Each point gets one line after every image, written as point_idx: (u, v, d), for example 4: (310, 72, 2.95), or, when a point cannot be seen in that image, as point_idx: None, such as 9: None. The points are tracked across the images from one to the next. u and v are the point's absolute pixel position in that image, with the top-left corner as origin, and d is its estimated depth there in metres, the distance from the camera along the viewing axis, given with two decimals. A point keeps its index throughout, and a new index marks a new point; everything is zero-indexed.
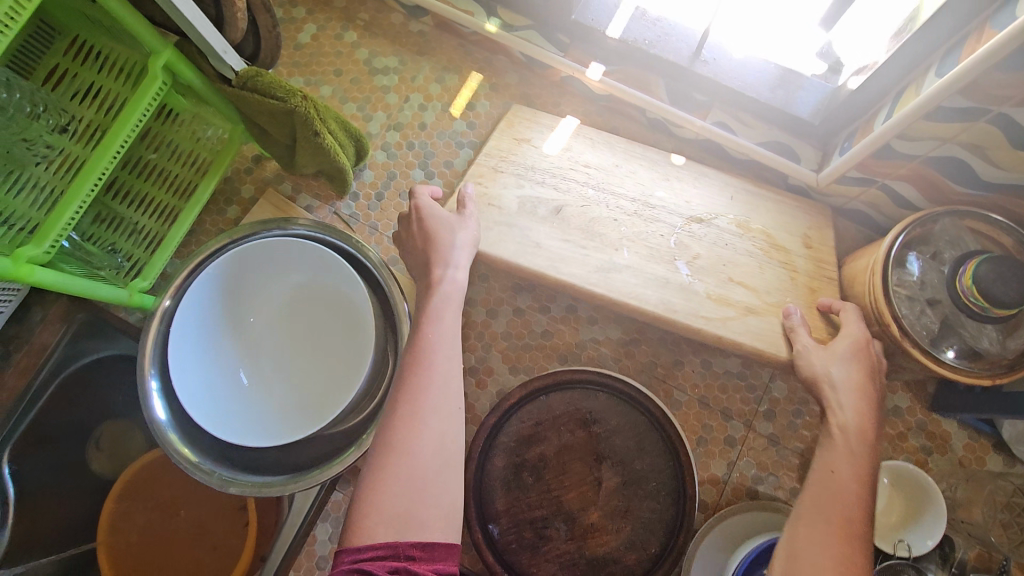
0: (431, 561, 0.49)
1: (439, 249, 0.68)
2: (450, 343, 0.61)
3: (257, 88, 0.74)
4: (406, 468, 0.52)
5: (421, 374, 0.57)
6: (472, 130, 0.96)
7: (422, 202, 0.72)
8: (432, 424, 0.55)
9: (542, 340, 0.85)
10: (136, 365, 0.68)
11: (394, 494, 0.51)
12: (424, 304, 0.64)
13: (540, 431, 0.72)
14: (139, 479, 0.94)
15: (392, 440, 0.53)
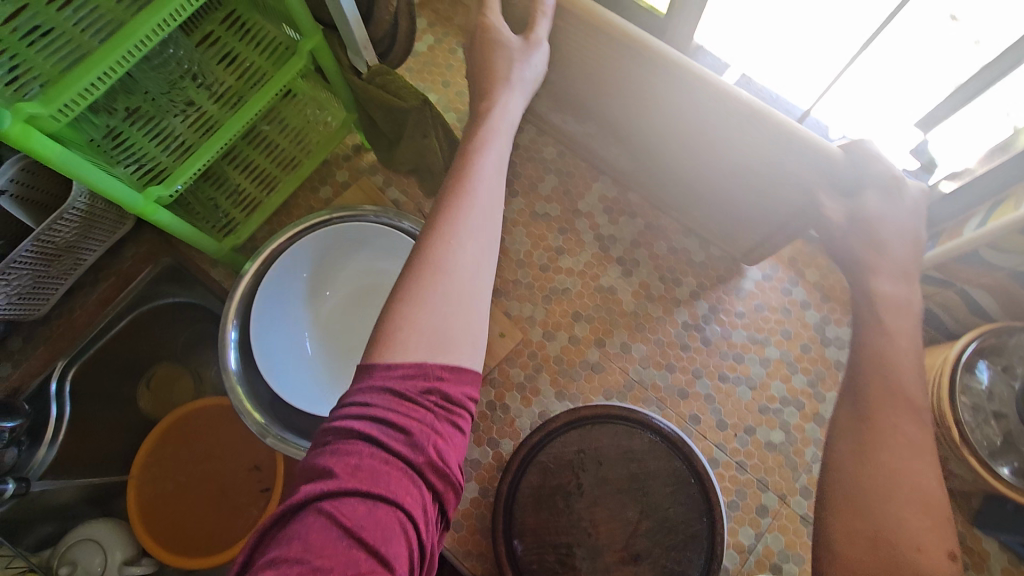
0: (461, 385, 0.43)
1: (502, 78, 0.57)
2: (494, 165, 0.50)
3: (383, 85, 0.79)
4: (442, 287, 0.43)
5: (463, 191, 0.47)
6: (561, 160, 0.99)
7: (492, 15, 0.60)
8: (469, 245, 0.45)
9: (593, 372, 0.87)
10: (221, 315, 0.72)
11: (433, 314, 0.42)
12: (474, 126, 0.54)
13: (580, 459, 0.73)
14: (180, 426, 0.98)
15: (428, 263, 0.44)
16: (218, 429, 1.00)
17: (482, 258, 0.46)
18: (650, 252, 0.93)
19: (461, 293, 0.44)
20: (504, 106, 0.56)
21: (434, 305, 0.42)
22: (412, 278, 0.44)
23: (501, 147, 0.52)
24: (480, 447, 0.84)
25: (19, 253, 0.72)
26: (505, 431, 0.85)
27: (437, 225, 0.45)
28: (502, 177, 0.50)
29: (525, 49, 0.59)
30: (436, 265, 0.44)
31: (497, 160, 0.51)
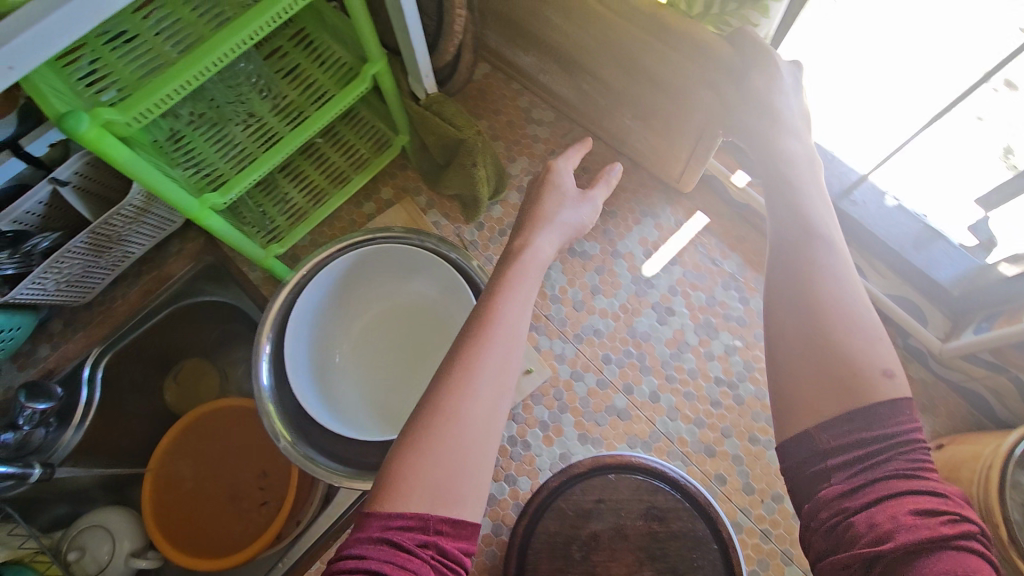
0: (457, 539, 0.44)
1: (542, 222, 0.68)
2: (521, 313, 0.55)
3: (440, 112, 0.83)
4: (455, 434, 0.47)
5: (487, 333, 0.52)
6: (605, 199, 0.99)
7: (560, 166, 0.75)
8: (484, 393, 0.49)
9: (618, 418, 0.85)
10: (257, 328, 0.73)
11: (435, 463, 0.45)
12: (503, 270, 0.60)
13: (599, 508, 0.71)
14: (203, 422, 1.00)
15: (437, 399, 0.48)
16: (237, 431, 1.01)
17: (495, 395, 0.50)
18: (688, 301, 0.91)
19: (472, 427, 0.47)
20: (536, 246, 0.64)
21: (434, 460, 0.45)
22: (425, 420, 0.47)
23: (524, 294, 0.57)
24: (497, 482, 0.82)
25: (73, 244, 0.74)
26: (524, 469, 0.83)
27: (455, 369, 0.50)
28: (524, 325, 0.55)
29: (576, 199, 0.73)
30: (446, 411, 0.47)
31: (520, 309, 0.55)
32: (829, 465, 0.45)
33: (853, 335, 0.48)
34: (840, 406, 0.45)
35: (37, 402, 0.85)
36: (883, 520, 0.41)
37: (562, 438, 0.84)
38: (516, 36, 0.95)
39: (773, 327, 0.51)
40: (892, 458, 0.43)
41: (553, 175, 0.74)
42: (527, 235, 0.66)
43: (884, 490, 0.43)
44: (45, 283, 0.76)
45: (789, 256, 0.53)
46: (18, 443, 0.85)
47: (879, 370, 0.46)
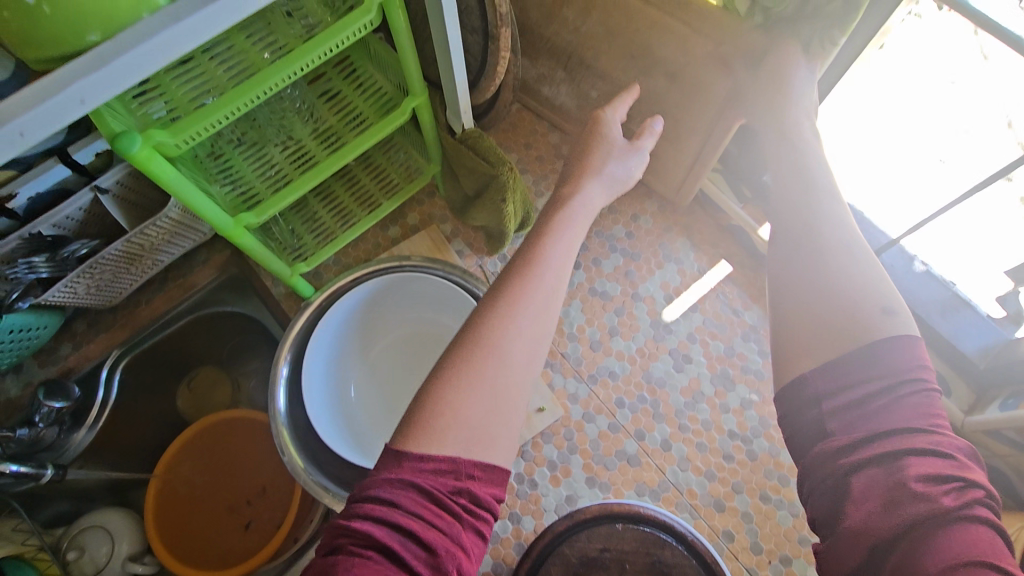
0: (489, 484, 0.45)
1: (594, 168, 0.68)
2: (564, 259, 0.56)
3: (474, 146, 0.84)
4: (490, 365, 0.47)
5: (533, 275, 0.52)
6: (628, 239, 0.99)
7: (609, 116, 0.74)
8: (525, 324, 0.50)
9: (628, 464, 0.84)
10: (276, 349, 0.74)
11: (471, 395, 0.46)
12: (551, 213, 0.61)
13: (604, 558, 0.70)
14: (212, 432, 1.00)
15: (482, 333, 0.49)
16: (243, 443, 1.01)
17: (533, 338, 0.50)
18: (706, 350, 0.91)
19: (505, 435, 0.46)
20: (584, 198, 0.64)
21: (469, 391, 0.46)
22: (466, 346, 0.48)
23: (567, 239, 0.58)
24: (501, 520, 0.81)
25: (109, 252, 0.75)
26: (528, 507, 0.82)
27: (498, 309, 0.50)
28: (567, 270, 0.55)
29: (627, 147, 0.71)
30: (490, 342, 0.48)
31: (565, 251, 0.57)
32: (825, 410, 0.46)
33: (854, 279, 0.50)
34: (842, 347, 0.47)
35: (54, 401, 0.86)
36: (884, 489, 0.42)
37: (570, 479, 0.83)
38: (553, 75, 0.97)
39: (781, 279, 0.54)
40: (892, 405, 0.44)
41: (604, 121, 0.73)
42: (575, 183, 0.66)
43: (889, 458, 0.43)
44: (77, 287, 0.77)
45: (796, 225, 0.57)
46: (31, 441, 0.85)
47: (879, 309, 0.47)
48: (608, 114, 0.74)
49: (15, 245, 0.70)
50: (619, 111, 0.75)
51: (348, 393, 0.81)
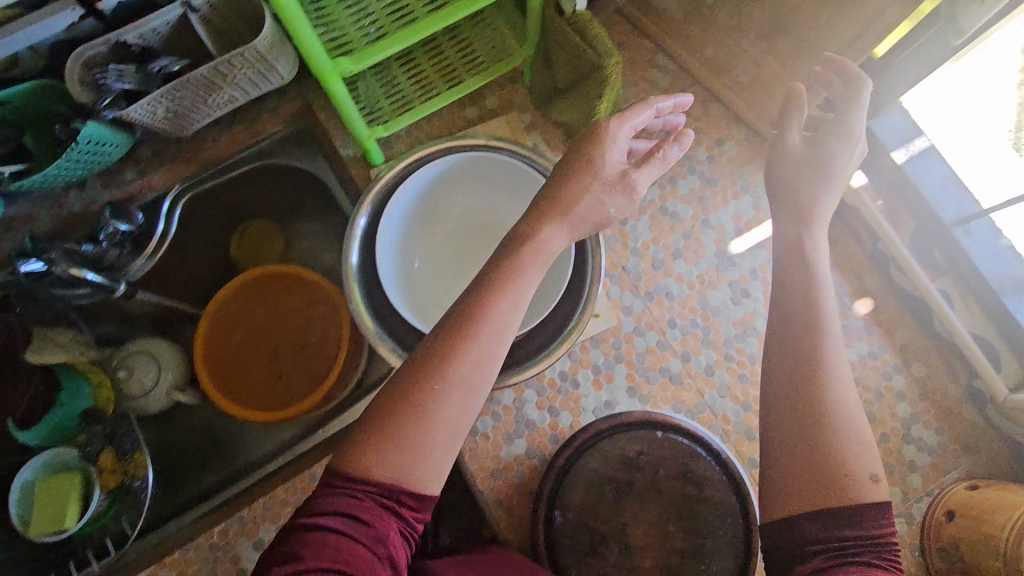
0: (416, 509, 0.50)
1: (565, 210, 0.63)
2: (507, 318, 0.55)
3: (582, 31, 0.79)
4: (422, 427, 0.50)
5: (473, 334, 0.53)
6: (709, 164, 0.96)
7: (620, 128, 0.65)
8: (458, 390, 0.52)
9: (670, 381, 0.86)
10: (355, 202, 0.73)
11: (395, 454, 0.49)
12: (505, 258, 0.59)
13: (640, 460, 0.74)
14: (259, 284, 1.01)
15: (416, 395, 0.51)
16: (284, 301, 1.01)
17: (465, 409, 0.52)
18: (765, 288, 0.90)
19: (435, 478, 0.51)
20: (545, 237, 0.61)
21: (394, 450, 0.49)
22: (396, 409, 0.51)
23: (513, 296, 0.56)
24: (540, 410, 0.85)
25: (194, 76, 0.72)
26: (567, 402, 0.85)
27: (440, 361, 0.52)
28: (512, 328, 0.55)
29: (615, 179, 0.64)
30: (424, 410, 0.51)
31: (507, 312, 0.55)
32: (810, 552, 0.49)
33: (845, 438, 0.52)
34: (826, 500, 0.50)
35: (119, 222, 0.87)
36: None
37: (611, 385, 0.86)
38: None
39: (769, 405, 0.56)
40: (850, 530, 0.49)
41: (601, 147, 0.64)
42: (539, 218, 0.62)
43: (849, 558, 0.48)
44: (156, 109, 0.75)
45: (798, 349, 0.56)
46: (94, 257, 0.86)
47: (867, 475, 0.51)
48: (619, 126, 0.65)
49: (105, 50, 0.71)
50: (634, 121, 0.65)
51: (414, 264, 0.82)
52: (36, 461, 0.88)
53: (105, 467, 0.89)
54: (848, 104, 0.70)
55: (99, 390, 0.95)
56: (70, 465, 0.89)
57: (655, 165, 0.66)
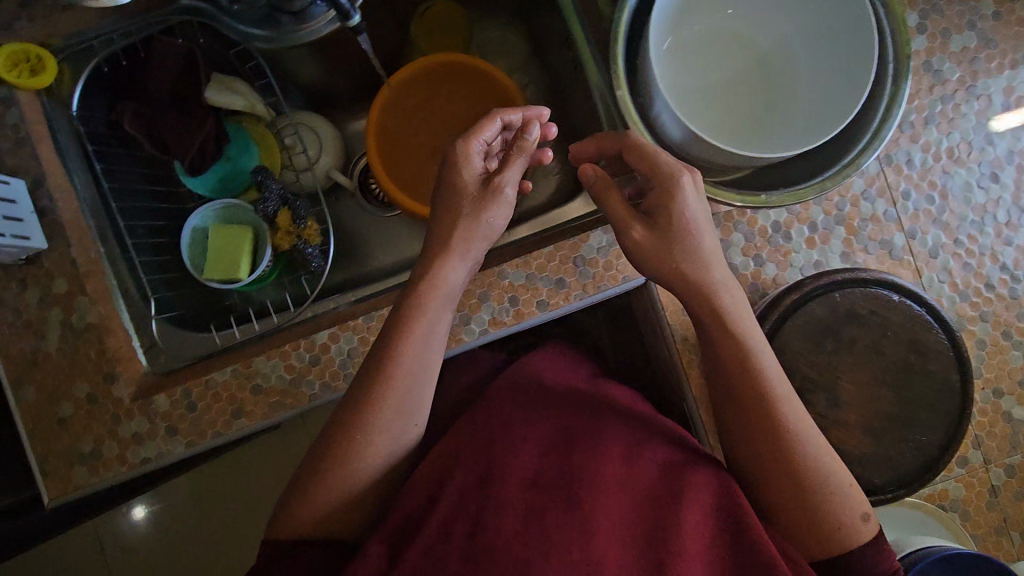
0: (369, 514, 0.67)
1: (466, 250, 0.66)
2: (421, 352, 0.65)
3: None
4: (348, 482, 0.63)
5: (382, 384, 0.63)
6: (992, 23, 0.81)
7: (468, 149, 0.68)
8: (377, 436, 0.63)
9: (891, 256, 0.79)
10: None
11: (317, 512, 0.63)
12: (405, 301, 0.65)
13: (868, 319, 0.70)
14: (458, 69, 0.90)
15: (321, 477, 0.63)
16: (475, 95, 0.92)
17: (395, 431, 0.64)
18: (1018, 176, 0.80)
19: (374, 487, 0.65)
20: (449, 273, 0.66)
21: (315, 511, 0.63)
22: (311, 486, 0.63)
23: (433, 318, 0.65)
24: (744, 257, 0.79)
25: None
26: (774, 256, 0.79)
27: (357, 419, 0.63)
28: (424, 356, 0.65)
29: (482, 190, 0.66)
30: (348, 457, 0.63)
31: (421, 344, 0.65)
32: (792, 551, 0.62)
33: (835, 494, 0.60)
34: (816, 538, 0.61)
35: None
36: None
37: (823, 246, 0.79)
38: None
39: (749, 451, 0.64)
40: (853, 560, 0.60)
41: (458, 171, 0.67)
42: (431, 258, 0.66)
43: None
44: None
45: (751, 429, 0.62)
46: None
47: (861, 513, 0.61)
48: (463, 166, 0.67)
49: None
50: (485, 132, 0.69)
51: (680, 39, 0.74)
52: (207, 211, 0.86)
53: (281, 227, 0.85)
54: (638, 151, 0.64)
55: (265, 154, 0.91)
56: (240, 219, 0.87)
57: (496, 203, 0.66)
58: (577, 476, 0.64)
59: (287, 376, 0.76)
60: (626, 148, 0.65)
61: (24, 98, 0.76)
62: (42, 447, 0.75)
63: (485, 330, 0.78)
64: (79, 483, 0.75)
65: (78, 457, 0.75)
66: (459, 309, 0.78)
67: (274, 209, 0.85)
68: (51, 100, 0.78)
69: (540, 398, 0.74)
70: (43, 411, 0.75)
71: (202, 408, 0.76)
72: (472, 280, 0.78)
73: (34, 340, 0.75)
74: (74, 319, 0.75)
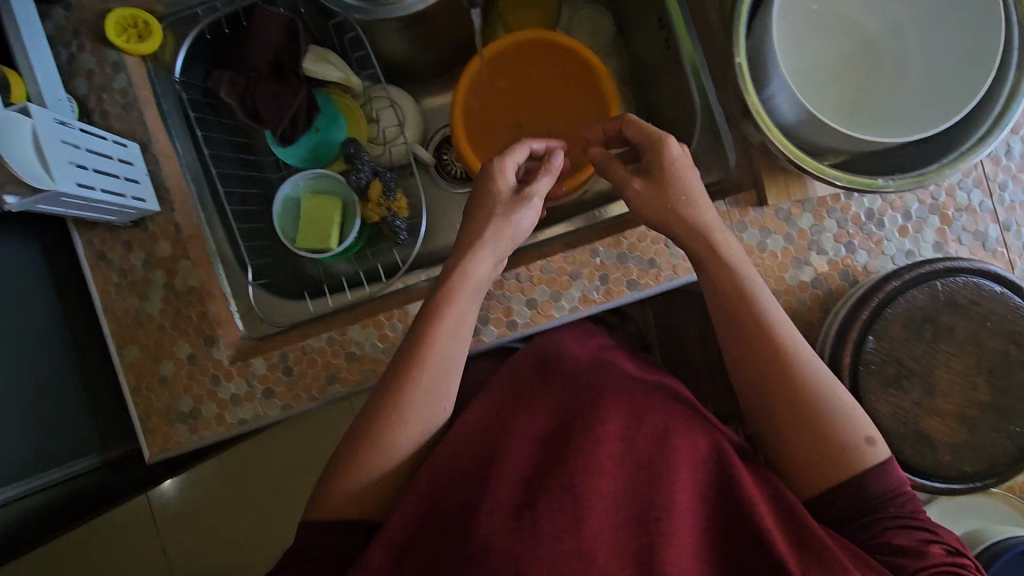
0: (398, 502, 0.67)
1: (493, 245, 0.69)
2: (453, 343, 0.67)
3: None
4: (383, 467, 0.64)
5: (413, 367, 0.65)
6: None
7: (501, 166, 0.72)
8: (409, 416, 0.64)
9: (985, 247, 0.79)
10: None
11: (349, 500, 0.64)
12: (437, 293, 0.68)
13: (969, 308, 0.70)
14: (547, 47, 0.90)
15: (354, 460, 0.64)
16: (562, 74, 0.91)
17: (427, 414, 0.65)
18: None
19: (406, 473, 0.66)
20: (475, 267, 0.68)
21: (348, 495, 0.64)
22: (345, 471, 0.64)
23: (459, 313, 0.67)
24: (836, 243, 0.79)
25: None
26: (866, 244, 0.79)
27: (390, 404, 0.64)
28: (452, 347, 0.66)
29: (513, 201, 0.70)
30: (381, 443, 0.64)
31: (449, 339, 0.66)
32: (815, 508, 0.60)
33: (841, 419, 0.59)
34: (827, 473, 0.59)
35: None
36: (871, 543, 0.57)
37: (916, 235, 0.79)
38: None
39: (758, 405, 0.63)
40: (869, 488, 0.58)
41: (492, 188, 0.71)
42: (459, 256, 0.69)
43: (870, 531, 0.57)
44: None
45: (751, 368, 0.63)
46: None
47: (866, 438, 0.59)
48: (495, 177, 0.71)
49: None
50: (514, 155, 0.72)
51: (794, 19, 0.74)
52: (299, 180, 0.87)
53: (372, 197, 0.85)
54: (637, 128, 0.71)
55: (352, 126, 0.91)
56: (330, 190, 0.88)
57: (526, 210, 0.70)
58: (573, 434, 0.62)
59: (381, 345, 0.78)
60: (623, 127, 0.73)
61: (132, 63, 0.77)
62: (145, 403, 0.78)
63: (575, 307, 0.79)
64: (179, 440, 0.78)
65: (178, 415, 0.77)
66: (550, 285, 0.78)
67: (367, 179, 0.86)
68: (155, 66, 0.80)
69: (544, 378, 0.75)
70: (146, 369, 0.78)
71: (297, 373, 0.78)
72: (564, 257, 0.78)
73: (139, 300, 0.77)
74: (177, 282, 0.77)
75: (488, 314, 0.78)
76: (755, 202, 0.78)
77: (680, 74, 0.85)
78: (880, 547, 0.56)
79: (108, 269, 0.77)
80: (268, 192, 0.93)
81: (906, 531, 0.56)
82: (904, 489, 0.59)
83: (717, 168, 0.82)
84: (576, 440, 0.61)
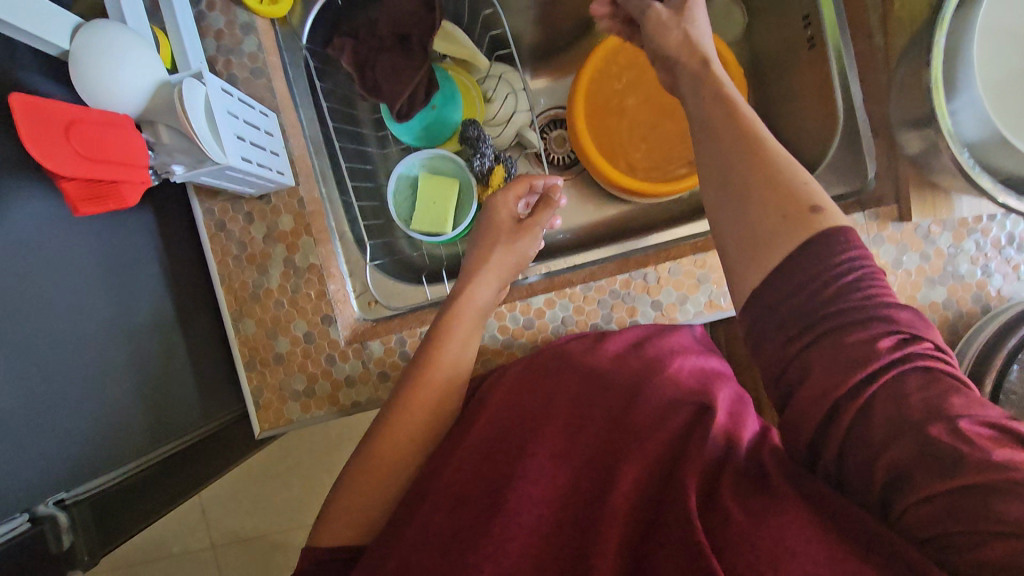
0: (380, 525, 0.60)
1: (494, 274, 0.73)
2: (460, 357, 0.67)
3: None
4: (383, 476, 0.60)
5: (421, 383, 0.64)
6: None
7: (503, 201, 0.77)
8: (405, 424, 0.62)
9: None
10: None
11: (351, 515, 0.59)
12: (445, 312, 0.70)
13: None
14: None
15: (369, 468, 0.60)
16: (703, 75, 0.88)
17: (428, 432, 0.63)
18: None
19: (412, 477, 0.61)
20: (473, 290, 0.71)
21: (348, 497, 0.59)
22: (355, 483, 0.60)
23: (464, 335, 0.68)
24: (970, 266, 0.76)
25: None
26: (1008, 270, 0.76)
27: (393, 416, 0.62)
28: (462, 363, 0.67)
29: (518, 229, 0.77)
30: (377, 453, 0.60)
31: (457, 352, 0.67)
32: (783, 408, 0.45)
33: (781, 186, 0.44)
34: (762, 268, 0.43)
35: None
36: (807, 367, 0.41)
37: None
38: None
39: (716, 227, 0.48)
40: (794, 271, 0.42)
41: (500, 217, 0.77)
42: (463, 281, 0.73)
43: (819, 356, 0.41)
44: None
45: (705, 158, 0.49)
46: None
47: (810, 205, 0.43)
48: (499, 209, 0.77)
49: None
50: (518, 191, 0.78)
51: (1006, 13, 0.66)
52: (414, 160, 0.85)
53: (493, 184, 0.84)
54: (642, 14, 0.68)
55: (467, 106, 0.88)
56: (444, 171, 0.85)
57: (530, 238, 0.77)
58: (536, 432, 0.58)
59: (500, 336, 0.78)
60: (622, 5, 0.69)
61: (261, 25, 0.74)
62: (257, 379, 0.76)
63: (701, 312, 0.76)
64: (290, 418, 0.75)
65: (291, 393, 0.75)
66: (678, 288, 0.76)
67: (489, 165, 0.84)
68: (283, 31, 0.77)
69: (515, 364, 0.70)
70: (261, 345, 0.76)
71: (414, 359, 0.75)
72: (693, 260, 0.76)
73: (258, 273, 0.75)
74: (298, 258, 0.75)
75: (612, 313, 0.77)
76: (895, 216, 0.76)
77: (823, 77, 0.81)
78: (814, 370, 0.41)
79: (227, 240, 0.75)
80: (376, 167, 0.90)
81: (859, 327, 0.40)
82: (842, 250, 0.41)
83: (854, 180, 0.80)
84: (538, 437, 0.57)
